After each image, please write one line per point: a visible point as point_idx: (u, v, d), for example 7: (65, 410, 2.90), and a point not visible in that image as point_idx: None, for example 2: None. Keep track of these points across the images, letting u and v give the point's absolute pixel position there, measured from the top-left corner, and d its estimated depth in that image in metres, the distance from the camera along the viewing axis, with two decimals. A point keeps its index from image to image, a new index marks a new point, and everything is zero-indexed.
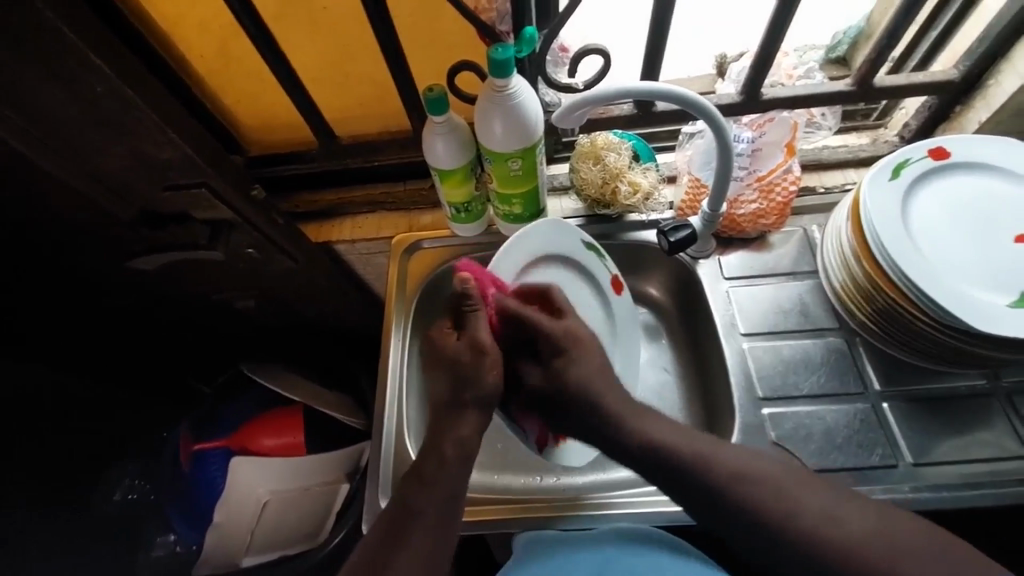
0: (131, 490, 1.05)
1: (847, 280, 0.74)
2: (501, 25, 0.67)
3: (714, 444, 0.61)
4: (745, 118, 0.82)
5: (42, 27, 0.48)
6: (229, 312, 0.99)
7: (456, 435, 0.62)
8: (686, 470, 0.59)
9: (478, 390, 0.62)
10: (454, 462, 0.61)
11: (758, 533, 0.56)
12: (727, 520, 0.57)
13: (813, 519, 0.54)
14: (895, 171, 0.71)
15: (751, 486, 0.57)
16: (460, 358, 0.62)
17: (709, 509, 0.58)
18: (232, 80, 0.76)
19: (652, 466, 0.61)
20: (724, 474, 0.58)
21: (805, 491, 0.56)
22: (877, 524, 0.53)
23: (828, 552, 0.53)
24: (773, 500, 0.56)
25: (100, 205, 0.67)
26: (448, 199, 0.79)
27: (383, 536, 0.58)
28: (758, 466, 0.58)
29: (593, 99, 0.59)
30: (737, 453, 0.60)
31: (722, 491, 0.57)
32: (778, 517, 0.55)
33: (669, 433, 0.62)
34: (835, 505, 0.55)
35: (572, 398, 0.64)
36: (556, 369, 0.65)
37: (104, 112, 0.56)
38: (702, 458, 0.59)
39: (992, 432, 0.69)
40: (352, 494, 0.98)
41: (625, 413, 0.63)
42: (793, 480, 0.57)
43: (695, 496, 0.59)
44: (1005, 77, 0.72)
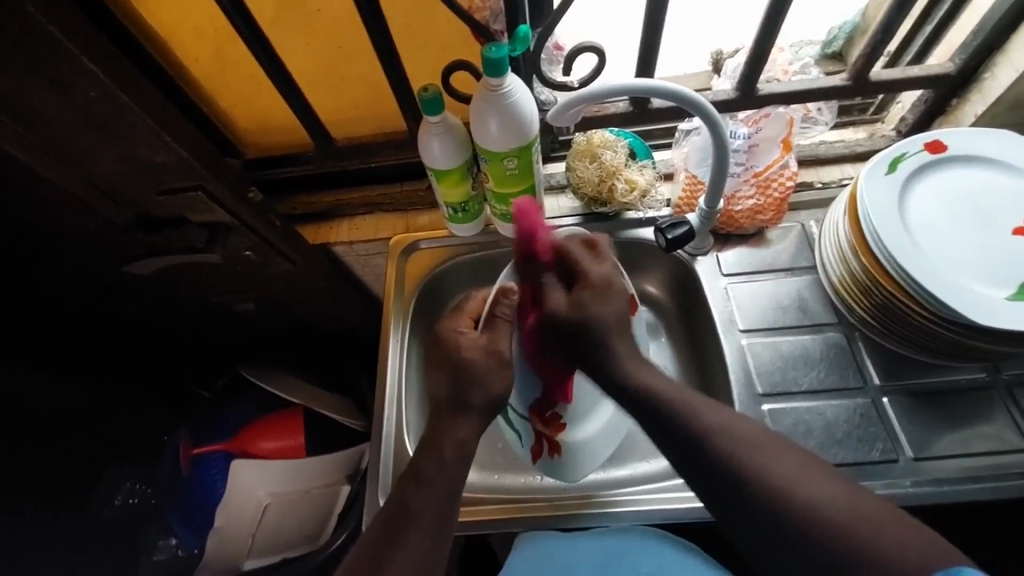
0: (132, 496, 1.04)
1: (845, 275, 0.74)
2: (495, 25, 0.67)
3: (702, 400, 0.59)
4: (740, 115, 0.82)
5: (34, 32, 0.48)
6: (228, 315, 0.99)
7: (454, 435, 0.61)
8: (673, 420, 0.58)
9: (487, 395, 0.62)
10: (453, 464, 0.60)
11: (733, 492, 0.53)
12: (706, 473, 0.55)
13: (786, 479, 0.51)
14: (892, 165, 0.70)
15: (731, 441, 0.55)
16: (471, 361, 0.61)
17: (691, 463, 0.56)
18: (227, 83, 0.76)
19: (650, 415, 0.60)
20: (710, 427, 0.56)
21: (782, 453, 0.53)
22: (849, 494, 0.49)
23: (797, 512, 0.49)
24: (749, 458, 0.53)
25: (96, 209, 0.67)
26: (445, 199, 0.79)
27: (379, 536, 0.58)
28: (741, 424, 0.56)
29: (588, 97, 0.59)
30: (723, 411, 0.58)
31: (703, 444, 0.56)
32: (753, 474, 0.52)
33: (665, 384, 0.61)
34: (808, 472, 0.52)
35: (590, 339, 0.62)
36: (578, 301, 0.63)
37: (98, 116, 0.56)
38: (689, 410, 0.58)
39: (993, 425, 0.69)
40: (352, 496, 0.97)
41: (627, 360, 0.63)
42: (772, 442, 0.55)
43: (680, 447, 0.57)
44: (1001, 70, 0.72)
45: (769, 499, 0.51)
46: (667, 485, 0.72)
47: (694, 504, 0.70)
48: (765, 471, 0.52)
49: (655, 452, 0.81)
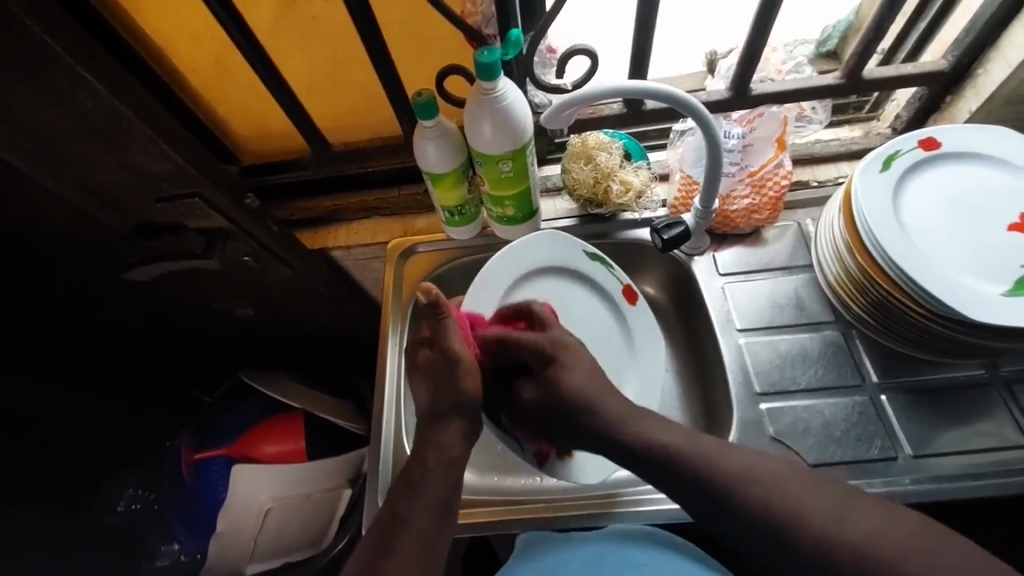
0: (134, 501, 1.06)
1: (841, 273, 0.74)
2: (487, 28, 0.68)
3: (718, 444, 0.60)
4: (734, 115, 0.82)
5: (29, 42, 0.48)
6: (228, 321, 1.00)
7: (436, 445, 0.63)
8: (687, 471, 0.59)
9: (456, 395, 0.63)
10: (436, 471, 0.62)
11: (747, 525, 0.56)
12: (742, 525, 0.56)
13: (815, 517, 0.53)
14: (885, 163, 0.70)
15: (757, 485, 0.56)
16: (428, 364, 0.64)
17: (706, 505, 0.58)
18: (224, 91, 0.77)
19: (659, 469, 0.61)
20: (731, 475, 0.57)
21: (810, 491, 0.55)
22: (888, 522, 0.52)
23: (817, 541, 0.52)
24: (777, 502, 0.55)
25: (96, 218, 0.68)
26: (441, 202, 0.79)
27: (373, 548, 0.59)
28: (761, 464, 0.58)
29: (580, 99, 0.59)
30: (742, 453, 0.59)
31: (725, 490, 0.57)
32: (778, 512, 0.54)
33: (681, 438, 0.61)
34: (837, 505, 0.54)
35: (571, 407, 0.65)
36: (550, 378, 0.66)
37: (97, 126, 0.57)
38: (707, 460, 0.59)
39: (992, 422, 0.69)
40: (353, 500, 0.96)
41: (624, 418, 0.64)
42: (798, 479, 0.56)
43: (710, 504, 0.57)
44: (993, 66, 0.72)
45: (791, 533, 0.53)
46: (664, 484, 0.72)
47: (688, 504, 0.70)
48: (790, 510, 0.54)
49: None
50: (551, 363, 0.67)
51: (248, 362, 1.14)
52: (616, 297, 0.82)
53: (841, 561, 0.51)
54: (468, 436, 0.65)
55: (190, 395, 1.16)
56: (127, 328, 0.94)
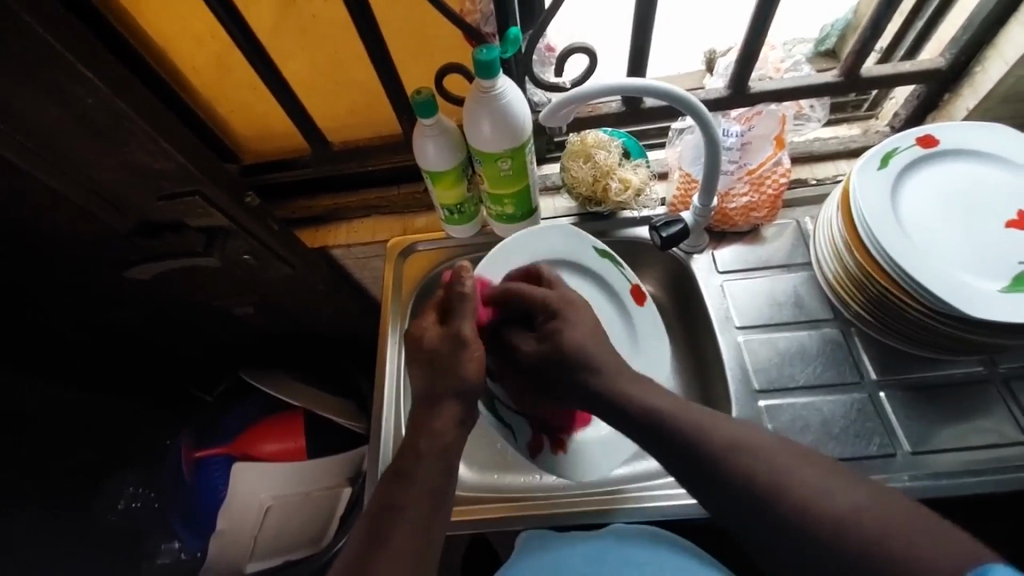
0: (134, 500, 1.06)
1: (839, 270, 0.74)
2: (486, 27, 0.68)
3: (710, 415, 0.59)
4: (733, 113, 0.82)
5: (29, 39, 0.49)
6: (228, 319, 1.00)
7: (429, 431, 0.63)
8: (676, 437, 0.58)
9: (457, 381, 0.64)
10: (429, 457, 0.62)
11: (733, 497, 0.54)
12: (732, 499, 0.54)
13: (801, 488, 0.51)
14: (883, 161, 0.71)
15: (747, 454, 0.54)
16: (432, 346, 0.66)
17: (697, 474, 0.56)
18: (224, 90, 0.77)
19: (653, 435, 0.60)
20: (722, 443, 0.56)
21: (800, 466, 0.53)
22: (873, 502, 0.48)
23: (801, 512, 0.50)
24: (764, 471, 0.53)
25: (97, 216, 0.68)
26: (440, 201, 0.79)
27: (367, 534, 0.59)
28: (751, 436, 0.56)
29: (579, 97, 0.59)
30: (733, 424, 0.58)
31: (713, 458, 0.55)
32: (763, 482, 0.52)
33: (672, 404, 0.61)
34: (827, 480, 0.51)
35: (572, 364, 0.66)
36: (553, 330, 0.69)
37: (97, 124, 0.57)
38: (696, 426, 0.58)
39: (991, 420, 0.69)
40: (353, 498, 0.97)
41: (616, 383, 0.64)
42: (789, 452, 0.54)
43: (701, 477, 0.56)
44: (991, 64, 0.72)
45: (776, 503, 0.51)
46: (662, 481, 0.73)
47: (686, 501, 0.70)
48: (776, 479, 0.52)
49: None
50: (555, 318, 0.69)
51: (248, 361, 1.14)
52: (622, 293, 0.83)
53: (827, 537, 0.48)
54: (462, 424, 0.65)
55: (190, 395, 1.16)
56: (127, 327, 0.94)
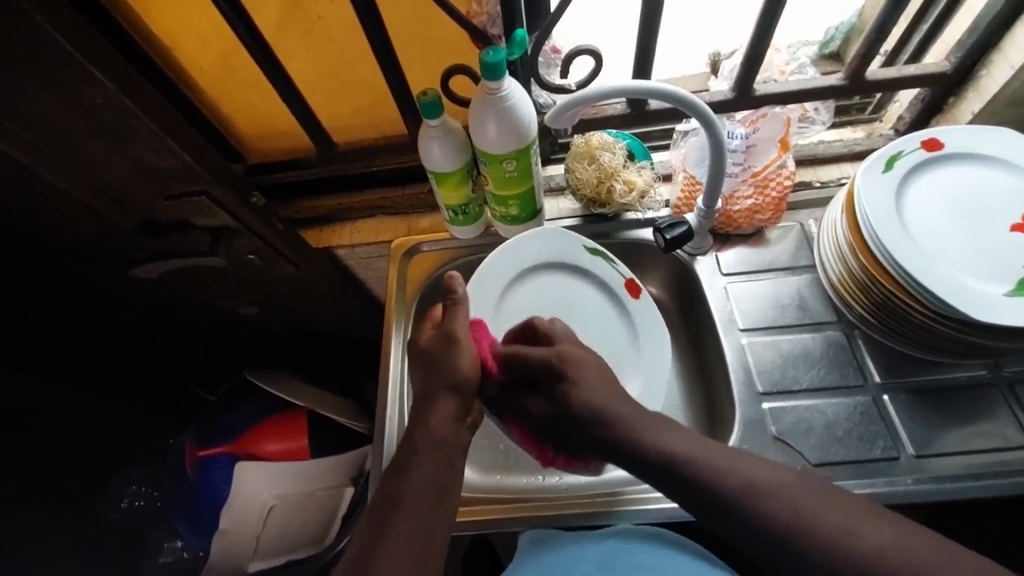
0: (137, 499, 1.07)
1: (844, 273, 0.74)
2: (492, 28, 0.68)
3: (728, 453, 0.59)
4: (738, 115, 0.82)
5: (39, 39, 0.49)
6: (232, 319, 1.00)
7: (427, 420, 0.64)
8: (688, 476, 0.59)
9: (451, 372, 0.65)
10: (424, 449, 0.63)
11: (752, 533, 0.55)
12: (760, 543, 0.54)
13: (830, 530, 0.52)
14: (888, 164, 0.71)
15: (771, 497, 0.55)
16: (429, 348, 0.67)
17: (713, 511, 0.57)
18: (230, 89, 0.77)
19: (668, 479, 0.60)
20: (744, 487, 0.56)
21: (825, 507, 0.54)
22: (900, 540, 0.50)
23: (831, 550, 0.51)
24: (791, 514, 0.53)
25: (104, 215, 0.68)
26: (444, 202, 0.80)
27: (368, 525, 0.59)
28: (772, 474, 0.57)
29: (585, 99, 0.59)
30: (752, 462, 0.58)
31: (732, 500, 0.56)
32: (787, 524, 0.53)
33: (686, 443, 0.61)
34: (852, 519, 0.52)
35: (586, 422, 0.66)
36: (562, 395, 0.67)
37: (105, 124, 0.58)
38: (717, 467, 0.58)
39: (994, 423, 0.69)
40: (355, 499, 1.01)
41: (642, 426, 0.63)
42: (812, 491, 0.55)
43: (727, 521, 0.56)
44: (996, 67, 0.72)
45: (800, 539, 0.52)
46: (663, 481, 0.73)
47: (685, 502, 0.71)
48: (804, 522, 0.53)
49: None
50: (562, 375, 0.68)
51: (250, 360, 1.14)
52: (617, 290, 0.83)
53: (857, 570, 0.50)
54: (460, 418, 0.66)
55: (192, 393, 1.17)
56: (131, 325, 0.95)
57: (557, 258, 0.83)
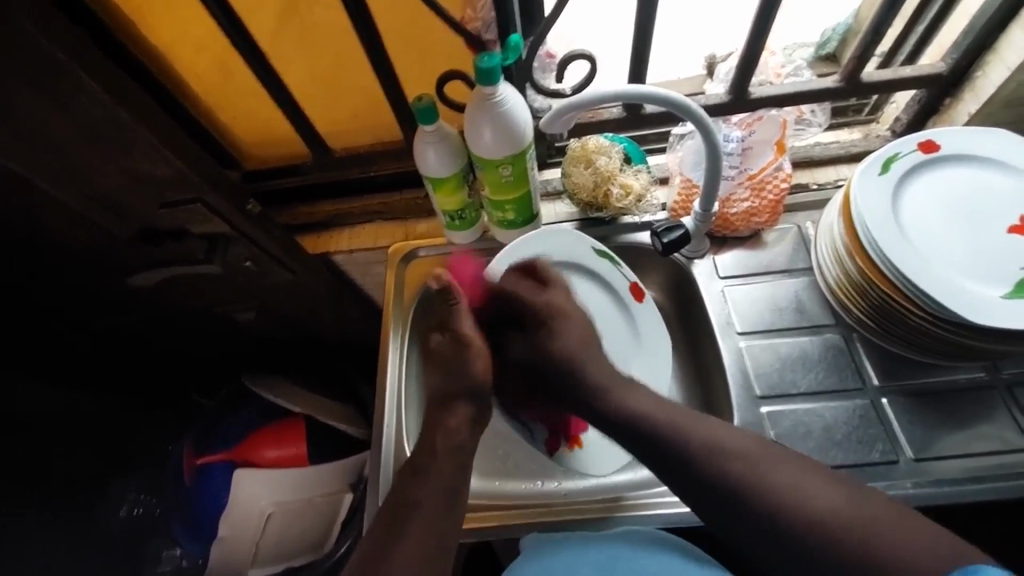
0: (136, 506, 1.05)
1: (841, 276, 0.74)
2: (487, 34, 0.67)
3: (692, 417, 0.64)
4: (734, 118, 0.82)
5: (33, 50, 0.49)
6: (229, 325, 1.00)
7: (445, 426, 0.65)
8: (652, 433, 0.64)
9: (469, 376, 0.66)
10: (443, 455, 0.63)
11: (711, 492, 0.59)
12: (719, 504, 0.59)
13: (783, 489, 0.56)
14: (885, 166, 0.71)
15: (730, 459, 0.59)
16: (439, 348, 0.68)
17: (674, 469, 0.62)
18: (226, 96, 0.77)
19: (638, 436, 0.65)
20: (705, 446, 0.61)
21: (779, 466, 0.58)
22: (849, 502, 0.55)
23: (777, 512, 0.56)
24: (747, 473, 0.58)
25: (98, 223, 0.68)
26: (441, 207, 0.80)
27: (381, 530, 0.60)
28: (733, 438, 0.61)
29: (580, 104, 0.59)
30: (712, 424, 0.63)
31: (694, 458, 0.61)
32: (742, 482, 0.58)
33: (653, 405, 0.66)
34: (805, 482, 0.57)
35: (563, 371, 0.71)
36: (543, 342, 0.72)
37: (99, 133, 0.58)
38: (680, 428, 0.63)
39: (993, 425, 0.69)
40: (354, 506, 0.99)
41: (610, 385, 0.69)
42: (767, 456, 0.59)
43: (691, 483, 0.60)
44: (992, 68, 0.72)
45: (753, 502, 0.57)
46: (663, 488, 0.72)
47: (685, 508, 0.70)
48: (758, 481, 0.57)
49: None
50: (544, 323, 0.73)
51: (249, 366, 1.14)
52: (622, 292, 0.82)
53: (800, 535, 0.54)
54: (476, 423, 0.67)
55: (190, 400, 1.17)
56: (128, 333, 0.95)
57: (552, 256, 0.80)
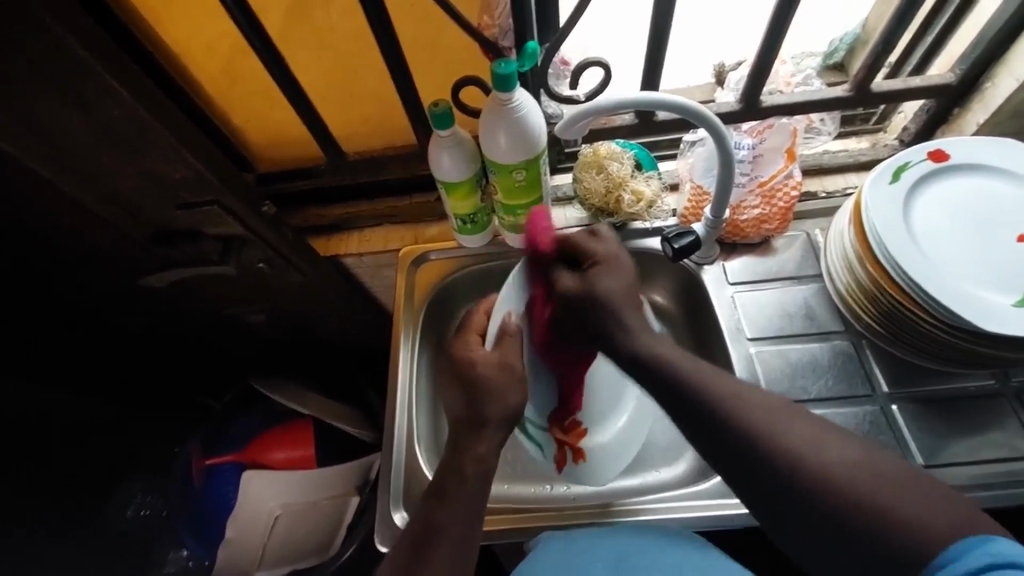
0: (143, 507, 1.07)
1: (851, 283, 0.74)
2: (504, 41, 0.69)
3: (711, 371, 0.58)
4: (744, 126, 0.83)
5: (59, 51, 0.50)
6: (237, 327, 1.00)
7: (474, 450, 0.61)
8: (666, 380, 0.59)
9: (503, 408, 0.63)
10: (473, 480, 0.60)
11: (728, 450, 0.53)
12: (736, 463, 0.53)
13: (800, 446, 0.50)
14: (895, 174, 0.71)
15: (748, 411, 0.53)
16: (485, 378, 0.62)
17: (693, 423, 0.56)
18: (241, 99, 0.78)
19: (660, 384, 0.60)
20: (723, 398, 0.55)
21: (798, 423, 0.52)
22: (873, 467, 0.47)
23: (792, 466, 0.49)
24: (762, 427, 0.52)
25: (116, 223, 0.69)
26: (453, 210, 0.80)
27: (405, 555, 0.57)
28: (750, 392, 0.55)
29: (596, 110, 0.59)
30: (729, 378, 0.57)
31: (711, 409, 0.55)
32: (759, 434, 0.51)
33: (672, 350, 0.62)
34: (821, 437, 0.50)
35: (601, 310, 0.65)
36: (587, 277, 0.67)
37: (122, 135, 0.58)
38: (697, 381, 0.57)
39: (1003, 433, 0.69)
40: (360, 507, 0.99)
41: (637, 329, 0.64)
42: (780, 408, 0.53)
43: (709, 437, 0.55)
44: (1001, 80, 0.73)
45: (769, 456, 0.50)
46: (679, 494, 0.72)
47: (695, 516, 0.70)
48: (772, 435, 0.51)
49: (666, 461, 0.83)
50: (589, 261, 0.69)
51: (255, 368, 1.14)
52: None
53: (809, 489, 0.48)
54: None
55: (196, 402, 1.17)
56: (135, 334, 0.95)
57: None
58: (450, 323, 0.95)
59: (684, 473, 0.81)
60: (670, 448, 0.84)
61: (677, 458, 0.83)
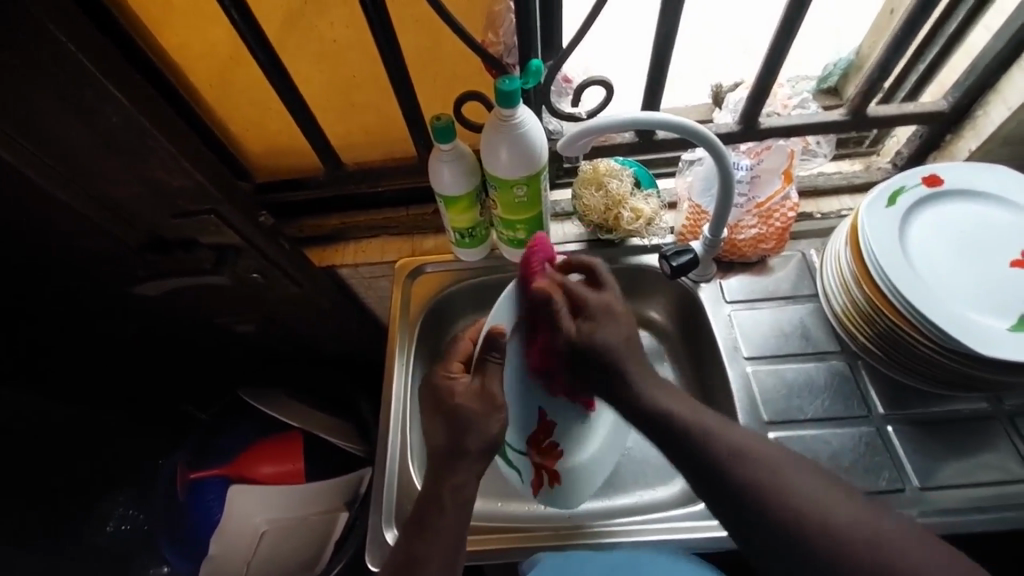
0: (124, 521, 1.08)
1: (848, 303, 0.75)
2: (509, 58, 0.69)
3: (717, 420, 0.60)
4: (743, 146, 0.84)
5: (59, 55, 0.49)
6: (228, 337, 0.98)
7: (454, 481, 0.60)
8: (673, 427, 0.60)
9: (483, 438, 0.61)
10: (452, 509, 0.59)
11: (743, 508, 0.54)
12: (751, 522, 0.54)
13: (810, 503, 0.52)
14: (891, 199, 0.72)
15: (756, 466, 0.55)
16: (466, 407, 0.62)
17: (704, 475, 0.57)
18: (239, 107, 0.77)
19: (662, 432, 0.61)
20: (726, 449, 0.57)
21: (805, 478, 0.54)
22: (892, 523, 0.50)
23: (807, 527, 0.51)
24: (773, 485, 0.53)
25: (108, 229, 0.68)
26: (452, 224, 0.80)
27: None
28: (759, 447, 0.57)
29: (598, 128, 0.59)
30: (737, 431, 0.59)
31: (720, 461, 0.56)
32: (769, 492, 0.53)
33: (683, 405, 0.62)
34: (828, 494, 0.53)
35: (607, 363, 0.65)
36: (589, 329, 0.66)
37: (121, 142, 0.58)
38: (704, 430, 0.59)
39: (997, 455, 0.70)
40: (350, 524, 0.95)
41: (644, 379, 0.65)
42: (791, 463, 0.55)
43: (716, 494, 0.56)
44: (993, 108, 0.75)
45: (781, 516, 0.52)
46: (668, 516, 0.71)
47: (689, 536, 0.69)
48: (786, 491, 0.53)
49: (661, 480, 0.82)
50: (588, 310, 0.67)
51: (245, 379, 1.12)
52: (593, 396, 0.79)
53: (820, 551, 0.50)
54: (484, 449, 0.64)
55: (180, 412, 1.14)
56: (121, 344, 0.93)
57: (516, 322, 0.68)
58: (447, 335, 0.94)
59: (679, 493, 0.80)
60: (666, 467, 0.83)
61: (674, 477, 0.82)
